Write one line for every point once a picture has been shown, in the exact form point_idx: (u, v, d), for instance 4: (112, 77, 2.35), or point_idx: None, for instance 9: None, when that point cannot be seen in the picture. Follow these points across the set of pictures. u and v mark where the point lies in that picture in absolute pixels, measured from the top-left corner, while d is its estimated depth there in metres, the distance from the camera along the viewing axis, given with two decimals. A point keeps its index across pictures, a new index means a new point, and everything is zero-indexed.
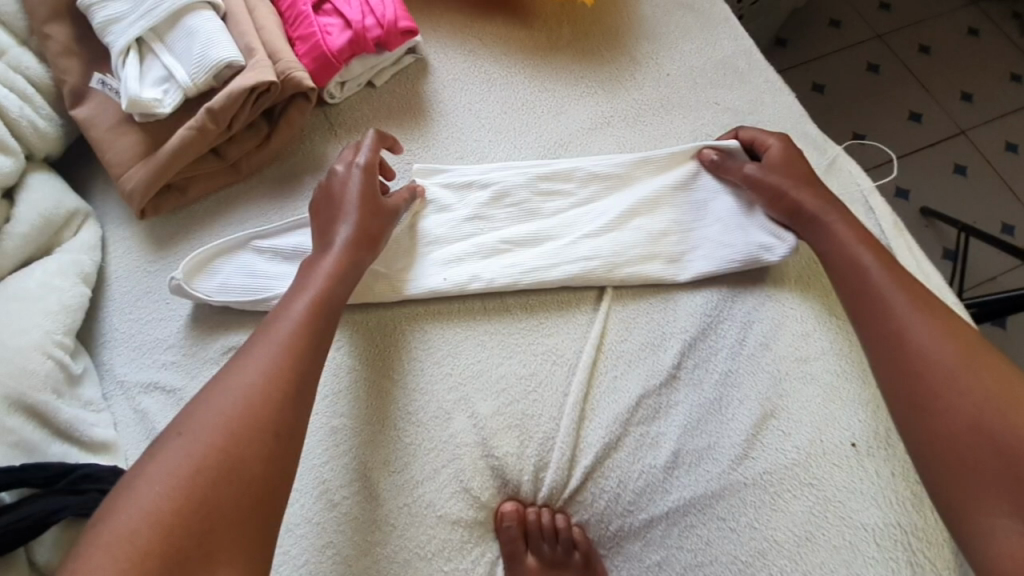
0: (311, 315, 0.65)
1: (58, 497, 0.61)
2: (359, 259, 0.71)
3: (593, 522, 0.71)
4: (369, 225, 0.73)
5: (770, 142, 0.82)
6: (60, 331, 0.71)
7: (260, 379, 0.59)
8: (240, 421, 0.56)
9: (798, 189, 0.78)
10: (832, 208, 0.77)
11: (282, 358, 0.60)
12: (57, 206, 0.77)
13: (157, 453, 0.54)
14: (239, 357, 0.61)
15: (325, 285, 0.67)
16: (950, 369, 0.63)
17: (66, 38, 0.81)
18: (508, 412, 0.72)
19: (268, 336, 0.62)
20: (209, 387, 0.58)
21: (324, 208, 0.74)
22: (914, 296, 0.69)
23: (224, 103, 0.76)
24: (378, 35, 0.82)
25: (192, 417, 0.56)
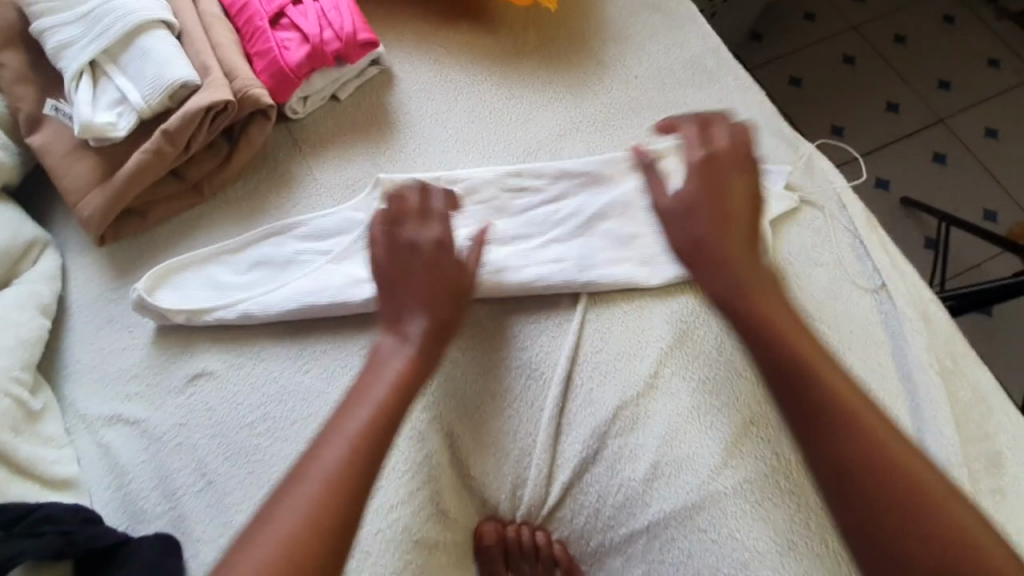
0: (389, 400, 0.60)
1: (15, 542, 0.59)
2: (437, 340, 0.65)
3: (573, 538, 0.70)
4: (442, 302, 0.66)
5: (720, 138, 0.72)
6: (17, 367, 0.69)
7: (342, 470, 0.55)
8: (325, 519, 0.53)
9: (710, 214, 0.69)
10: (729, 241, 0.67)
11: (363, 448, 0.57)
12: (12, 238, 0.75)
13: (244, 551, 0.51)
14: (317, 444, 0.57)
15: (400, 380, 0.62)
16: (848, 465, 0.56)
17: (18, 65, 0.79)
18: (482, 430, 0.71)
19: (345, 421, 0.58)
20: (291, 475, 0.55)
21: (413, 275, 0.67)
22: (822, 362, 0.61)
23: (179, 124, 0.74)
24: (336, 47, 0.80)
25: (278, 512, 0.53)
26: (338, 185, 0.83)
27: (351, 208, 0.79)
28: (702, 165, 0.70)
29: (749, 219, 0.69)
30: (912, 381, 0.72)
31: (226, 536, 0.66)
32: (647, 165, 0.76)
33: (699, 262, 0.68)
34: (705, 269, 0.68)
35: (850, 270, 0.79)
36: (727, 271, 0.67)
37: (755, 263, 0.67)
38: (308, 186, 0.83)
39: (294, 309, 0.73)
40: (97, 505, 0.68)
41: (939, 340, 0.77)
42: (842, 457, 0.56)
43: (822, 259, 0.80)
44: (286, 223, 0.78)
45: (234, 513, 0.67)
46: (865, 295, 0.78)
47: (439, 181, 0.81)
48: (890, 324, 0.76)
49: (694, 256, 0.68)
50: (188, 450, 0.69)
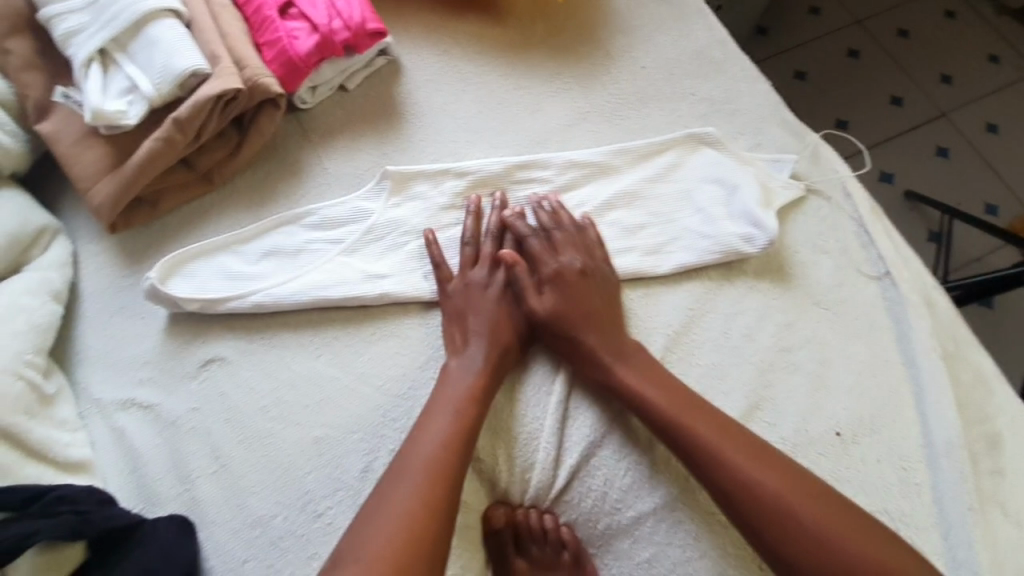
0: (467, 405, 0.67)
1: (31, 522, 0.59)
2: (501, 363, 0.71)
3: (581, 521, 0.70)
4: (507, 334, 0.73)
5: (569, 254, 0.75)
6: (29, 351, 0.70)
7: (436, 464, 0.62)
8: (429, 505, 0.59)
9: (596, 333, 0.71)
10: (619, 346, 0.71)
11: (451, 446, 0.64)
12: (24, 224, 0.75)
13: (360, 534, 0.57)
14: (410, 445, 0.64)
15: (472, 396, 0.67)
16: (739, 489, 0.62)
17: (27, 52, 0.79)
18: (492, 416, 0.71)
19: (430, 425, 0.65)
20: (393, 472, 0.62)
21: (477, 307, 0.73)
22: (703, 421, 0.66)
23: (190, 112, 0.74)
24: (345, 37, 0.81)
25: (385, 502, 0.59)
26: (347, 174, 0.83)
27: (361, 198, 0.80)
28: (551, 278, 0.75)
29: (593, 313, 0.72)
30: (916, 366, 0.73)
31: (241, 517, 0.67)
32: (548, 246, 0.76)
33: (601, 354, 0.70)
34: (589, 364, 0.71)
35: (854, 258, 0.80)
36: (621, 368, 0.70)
37: (625, 354, 0.70)
38: (317, 175, 0.84)
39: (309, 297, 0.74)
40: (110, 488, 0.69)
41: (943, 327, 0.78)
42: (738, 495, 0.61)
43: (827, 248, 0.81)
44: (297, 212, 0.79)
45: (248, 496, 0.68)
46: (870, 282, 0.79)
47: (447, 172, 0.81)
48: (895, 310, 0.77)
49: (560, 334, 0.72)
50: (201, 434, 0.70)
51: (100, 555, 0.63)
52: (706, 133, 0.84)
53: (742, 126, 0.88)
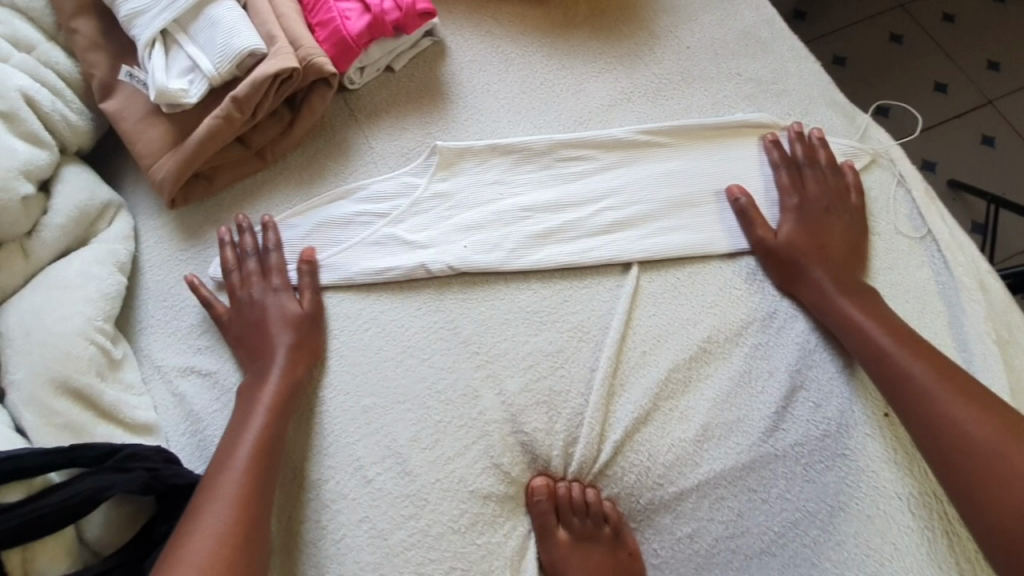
0: (266, 419, 0.67)
1: (107, 475, 0.62)
2: (297, 364, 0.72)
3: (623, 495, 0.71)
4: (296, 331, 0.73)
5: (814, 187, 0.79)
6: (100, 318, 0.73)
7: (250, 463, 0.65)
8: (248, 493, 0.63)
9: (823, 264, 0.74)
10: (842, 277, 0.74)
11: (262, 442, 0.66)
12: (91, 198, 0.79)
13: (195, 517, 0.61)
14: (229, 442, 0.66)
15: (275, 399, 0.69)
16: (940, 423, 0.63)
17: (92, 32, 0.82)
18: (536, 389, 0.73)
19: (241, 424, 0.67)
20: (218, 463, 0.65)
21: (251, 324, 0.74)
22: (920, 361, 0.67)
23: (248, 91, 0.77)
24: (396, 17, 0.83)
25: (215, 488, 0.63)
26: (394, 154, 0.85)
27: (408, 173, 0.83)
28: (791, 210, 0.79)
29: (823, 241, 0.76)
30: (967, 350, 0.72)
31: (295, 480, 0.70)
32: (794, 181, 0.80)
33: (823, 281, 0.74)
34: (813, 288, 0.74)
35: (905, 241, 0.79)
36: (857, 297, 0.72)
37: (859, 289, 0.73)
38: (364, 155, 0.85)
39: (358, 271, 0.77)
40: (173, 449, 0.72)
41: (996, 312, 0.76)
42: (937, 429, 0.63)
43: (877, 229, 0.79)
44: (348, 187, 0.82)
45: (301, 462, 0.70)
46: (921, 264, 0.77)
47: (494, 151, 0.83)
48: (947, 294, 0.76)
49: (787, 261, 0.76)
50: None
51: (164, 512, 0.66)
52: (756, 118, 0.84)
53: (790, 107, 0.87)
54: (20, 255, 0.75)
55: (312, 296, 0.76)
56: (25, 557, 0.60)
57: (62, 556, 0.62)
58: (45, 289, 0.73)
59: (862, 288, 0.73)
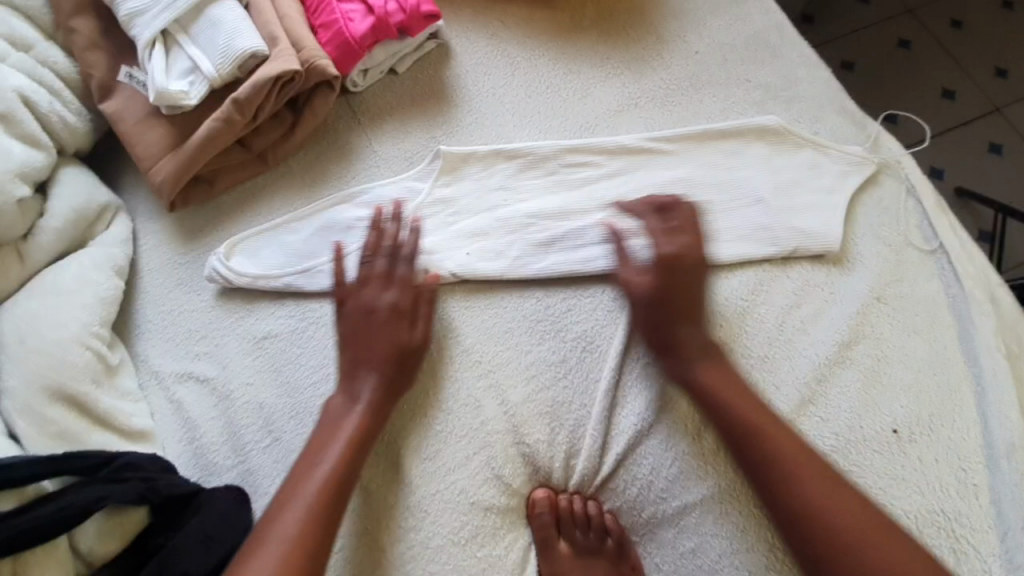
0: (341, 457, 0.65)
1: (101, 486, 0.61)
2: (385, 397, 0.69)
3: (625, 509, 0.70)
4: (393, 363, 0.70)
5: (687, 242, 0.75)
6: (97, 323, 0.72)
7: (318, 500, 0.62)
8: (310, 532, 0.61)
9: (682, 322, 0.72)
10: (703, 341, 0.71)
11: (336, 476, 0.64)
12: (89, 201, 0.78)
13: (252, 549, 0.60)
14: (303, 469, 0.64)
15: (356, 434, 0.66)
16: (816, 514, 0.61)
17: (92, 32, 0.81)
18: (538, 400, 0.72)
19: (317, 454, 0.65)
20: (286, 492, 0.63)
21: (350, 344, 0.71)
22: (791, 448, 0.65)
23: (249, 94, 0.76)
24: (400, 20, 0.82)
25: (275, 523, 0.61)
26: (397, 157, 0.84)
27: (412, 178, 0.82)
28: (665, 261, 0.74)
29: (681, 302, 0.72)
30: (978, 365, 0.71)
31: None
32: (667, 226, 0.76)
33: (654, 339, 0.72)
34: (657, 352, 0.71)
35: (916, 253, 0.78)
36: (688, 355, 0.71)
37: (711, 349, 0.71)
38: (367, 158, 0.84)
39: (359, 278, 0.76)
40: (170, 456, 0.71)
41: (1008, 326, 0.75)
42: (808, 520, 0.61)
43: (887, 240, 0.78)
44: (351, 191, 0.81)
45: None
46: (932, 277, 0.76)
47: (498, 156, 0.82)
48: (957, 307, 0.74)
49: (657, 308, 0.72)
50: (254, 408, 0.72)
51: (159, 522, 0.65)
52: (765, 124, 0.83)
53: (800, 115, 0.85)
54: (16, 258, 0.74)
55: (424, 323, 0.72)
56: (17, 569, 0.59)
57: (53, 569, 0.60)
58: (42, 293, 0.72)
59: (677, 353, 0.71)
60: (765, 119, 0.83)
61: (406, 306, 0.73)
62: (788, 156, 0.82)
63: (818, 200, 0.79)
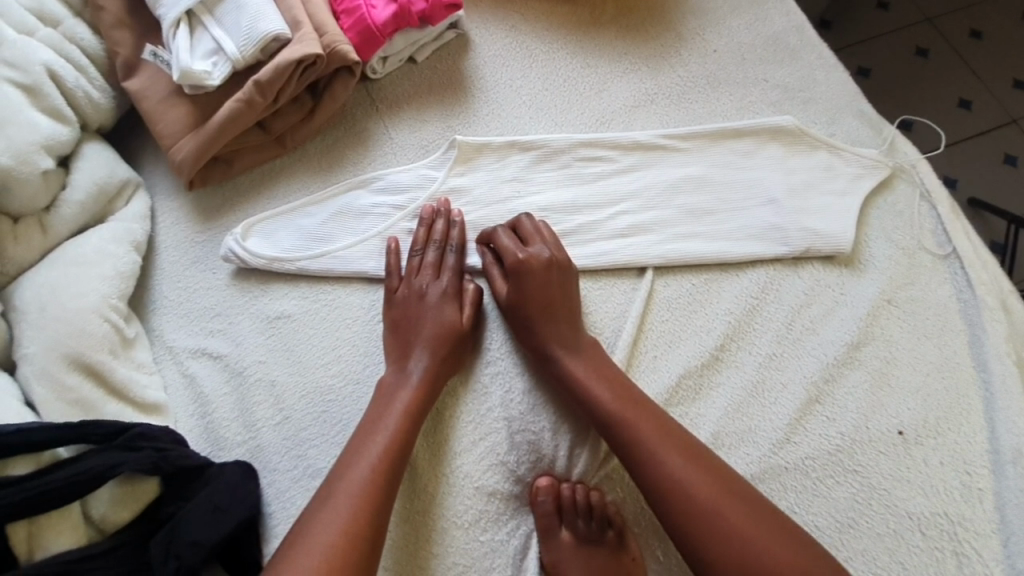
0: (400, 425, 0.67)
1: (115, 454, 0.63)
2: (438, 375, 0.71)
3: (627, 501, 0.71)
4: (445, 343, 0.72)
5: (538, 245, 0.74)
6: (115, 296, 0.73)
7: (380, 464, 0.64)
8: (373, 492, 0.63)
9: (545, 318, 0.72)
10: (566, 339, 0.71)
11: (395, 443, 0.66)
12: (111, 176, 0.79)
13: (319, 507, 0.61)
14: (362, 435, 0.66)
15: (413, 407, 0.68)
16: (678, 491, 0.62)
17: (120, 10, 0.82)
18: (545, 388, 0.73)
19: (377, 422, 0.67)
20: (348, 454, 0.65)
21: (402, 324, 0.73)
22: (662, 432, 0.65)
23: (272, 76, 0.77)
24: (422, 8, 0.82)
25: (341, 481, 0.63)
26: (413, 145, 0.85)
27: (426, 166, 0.82)
28: (514, 267, 0.73)
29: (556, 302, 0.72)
30: (987, 371, 0.71)
31: (302, 467, 0.70)
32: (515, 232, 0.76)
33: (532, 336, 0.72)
34: (566, 350, 0.70)
35: (928, 258, 0.78)
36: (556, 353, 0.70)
37: (578, 347, 0.71)
38: (383, 146, 0.85)
39: (373, 263, 0.77)
40: (181, 431, 0.72)
41: (1018, 334, 0.75)
42: (672, 496, 0.62)
43: (899, 244, 0.78)
44: (366, 177, 0.81)
45: (309, 448, 0.71)
46: (944, 282, 0.76)
47: (513, 147, 0.83)
48: (967, 313, 0.74)
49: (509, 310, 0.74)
50: (267, 386, 0.73)
51: (171, 493, 0.66)
52: (782, 124, 0.83)
53: (816, 117, 0.86)
54: (38, 229, 0.75)
55: (472, 308, 0.74)
56: (32, 529, 0.61)
57: (66, 532, 0.62)
58: (62, 264, 0.73)
59: (551, 347, 0.71)
60: (782, 119, 0.83)
61: (459, 292, 0.75)
62: (803, 156, 0.82)
63: (832, 201, 0.79)
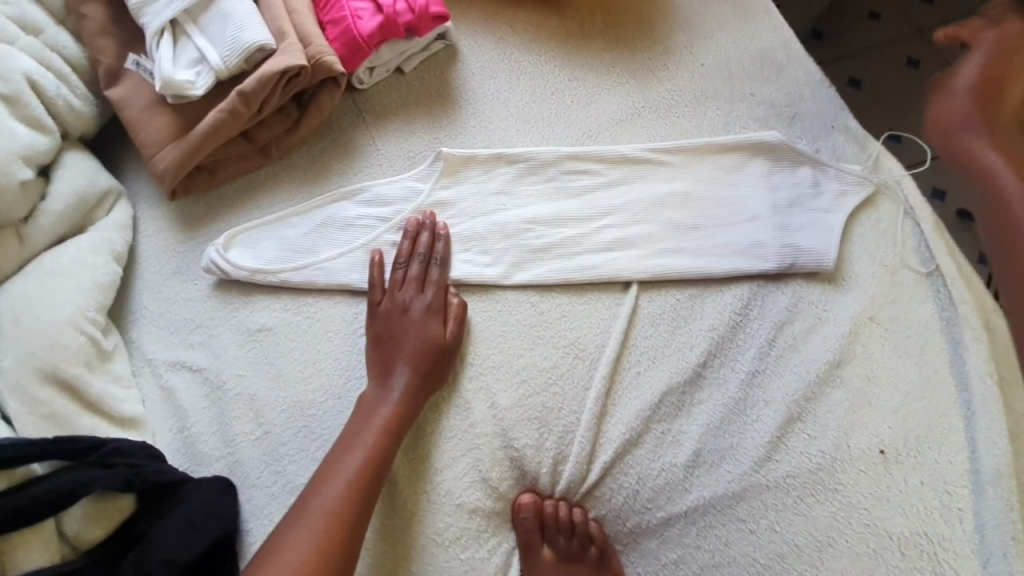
0: (378, 442, 0.66)
1: (89, 470, 0.62)
2: (421, 390, 0.70)
3: (610, 517, 0.70)
4: (428, 358, 0.71)
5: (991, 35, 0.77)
6: (93, 308, 0.73)
7: (357, 480, 0.63)
8: (348, 509, 0.62)
9: (970, 98, 0.77)
10: (994, 118, 0.75)
11: (374, 460, 0.65)
12: (90, 186, 0.78)
13: (292, 522, 0.61)
14: (341, 449, 0.65)
15: (391, 424, 0.67)
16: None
17: (102, 18, 0.81)
18: (528, 404, 0.72)
19: (354, 439, 0.66)
20: (325, 469, 0.64)
21: (385, 338, 0.72)
22: None
23: (255, 86, 0.76)
24: (409, 20, 0.82)
25: (316, 498, 0.62)
26: (398, 157, 0.84)
27: (411, 179, 0.82)
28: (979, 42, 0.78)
29: (1006, 80, 0.76)
30: (968, 391, 0.71)
31: (280, 483, 0.69)
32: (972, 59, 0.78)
33: (964, 85, 0.77)
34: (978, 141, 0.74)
35: (911, 275, 0.78)
36: (967, 131, 0.75)
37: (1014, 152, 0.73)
38: (368, 157, 0.84)
39: (355, 276, 0.77)
40: (158, 446, 0.72)
41: (1001, 352, 0.75)
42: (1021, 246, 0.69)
43: (884, 262, 0.78)
44: (350, 189, 0.81)
45: (287, 463, 0.70)
46: (927, 299, 0.76)
47: (499, 160, 0.82)
48: (950, 331, 0.75)
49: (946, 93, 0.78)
50: (245, 400, 0.72)
51: (145, 511, 0.65)
52: (768, 140, 0.82)
53: (802, 133, 0.86)
54: (16, 239, 0.74)
55: (455, 321, 0.74)
56: (4, 547, 0.60)
57: (37, 549, 0.61)
58: (39, 275, 0.72)
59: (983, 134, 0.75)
60: (769, 134, 0.83)
61: (442, 305, 0.74)
62: (788, 172, 0.82)
63: (817, 218, 0.79)
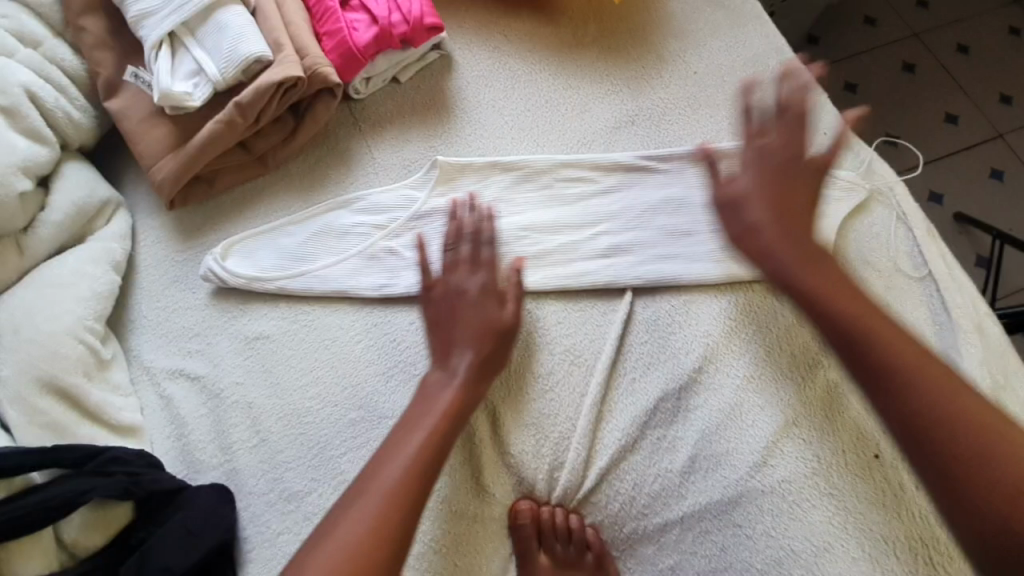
0: (440, 424, 0.64)
1: (87, 479, 0.62)
2: (484, 372, 0.68)
3: (607, 524, 0.70)
4: (490, 338, 0.69)
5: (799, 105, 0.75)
6: (91, 317, 0.73)
7: (417, 461, 0.61)
8: (408, 491, 0.59)
9: (770, 205, 0.69)
10: (806, 227, 0.69)
11: (433, 443, 0.62)
12: (89, 196, 0.79)
13: (349, 503, 0.58)
14: (403, 429, 0.63)
15: (452, 405, 0.65)
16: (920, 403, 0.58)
17: (101, 31, 0.82)
18: (523, 411, 0.72)
19: (412, 422, 0.64)
20: (382, 450, 0.62)
21: (444, 320, 0.70)
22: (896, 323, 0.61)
23: (252, 97, 0.77)
24: (403, 31, 0.83)
25: (373, 478, 0.60)
26: (395, 165, 0.85)
27: (407, 187, 0.82)
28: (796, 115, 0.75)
29: (802, 187, 0.71)
30: None
31: (277, 490, 0.70)
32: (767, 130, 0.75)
33: (736, 187, 0.71)
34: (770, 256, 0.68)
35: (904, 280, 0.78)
36: (776, 256, 0.67)
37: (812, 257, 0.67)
38: (365, 165, 0.85)
39: (352, 283, 0.77)
40: (156, 453, 0.72)
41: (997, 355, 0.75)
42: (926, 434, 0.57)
43: (878, 267, 0.79)
44: (348, 198, 0.82)
45: (285, 470, 0.70)
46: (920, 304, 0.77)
47: (493, 168, 0.83)
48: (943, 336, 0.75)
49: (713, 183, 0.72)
50: (243, 407, 0.73)
51: (142, 518, 0.66)
52: None
53: None
54: (16, 250, 0.75)
55: (515, 301, 0.71)
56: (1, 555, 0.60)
57: (36, 557, 0.61)
58: (38, 286, 0.73)
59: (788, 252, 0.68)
60: None
61: (496, 286, 0.72)
62: None
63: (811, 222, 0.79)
